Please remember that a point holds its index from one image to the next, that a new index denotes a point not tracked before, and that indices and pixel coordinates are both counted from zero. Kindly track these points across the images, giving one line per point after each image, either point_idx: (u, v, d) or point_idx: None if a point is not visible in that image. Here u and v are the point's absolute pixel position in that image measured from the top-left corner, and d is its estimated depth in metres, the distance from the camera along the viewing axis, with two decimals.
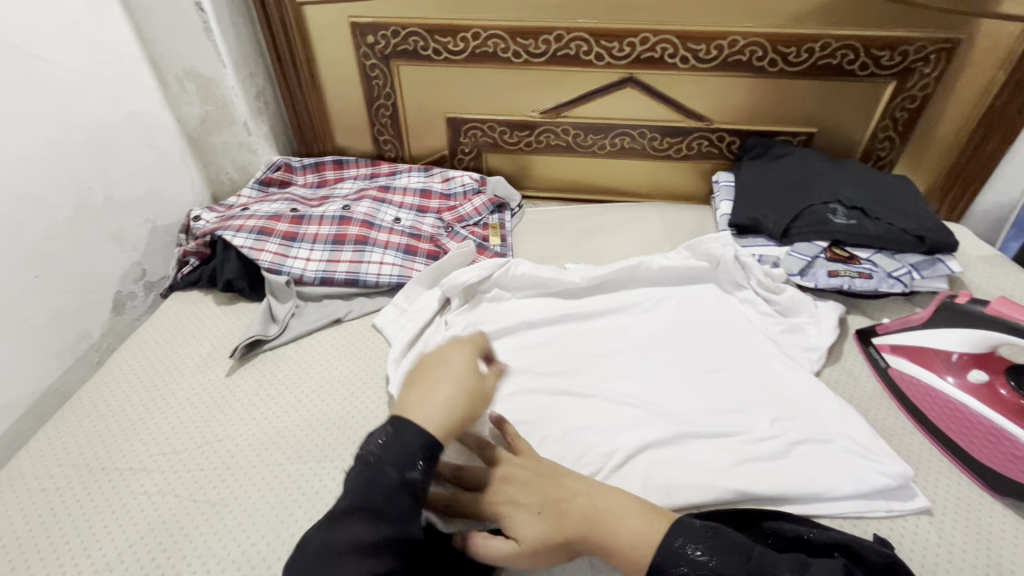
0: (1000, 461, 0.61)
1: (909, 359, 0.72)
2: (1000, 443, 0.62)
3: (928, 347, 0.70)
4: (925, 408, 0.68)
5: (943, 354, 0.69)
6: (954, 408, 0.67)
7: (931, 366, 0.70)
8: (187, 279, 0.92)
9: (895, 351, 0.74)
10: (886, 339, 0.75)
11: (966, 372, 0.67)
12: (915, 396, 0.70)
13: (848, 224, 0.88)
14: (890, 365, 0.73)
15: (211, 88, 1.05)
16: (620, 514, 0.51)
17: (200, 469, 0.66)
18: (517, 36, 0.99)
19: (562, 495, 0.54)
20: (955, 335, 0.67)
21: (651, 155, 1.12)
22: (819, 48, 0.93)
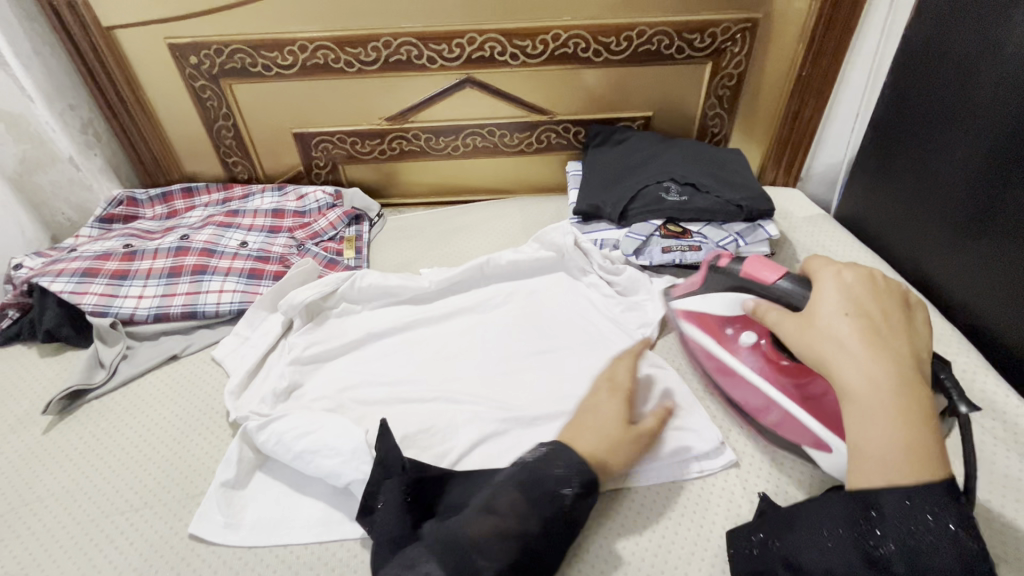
0: (769, 416, 0.65)
1: (697, 326, 0.74)
2: (764, 400, 0.66)
3: (711, 314, 0.73)
4: (715, 372, 0.72)
5: (721, 319, 0.72)
6: (730, 371, 0.70)
7: (714, 331, 0.73)
8: (5, 332, 0.85)
9: (687, 318, 0.76)
10: (679, 305, 0.77)
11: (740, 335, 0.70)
12: (708, 362, 0.73)
13: (678, 201, 0.93)
14: (685, 333, 0.76)
15: (22, 124, 0.98)
16: (884, 400, 0.50)
17: (3, 540, 0.61)
18: (344, 45, 0.97)
19: (867, 333, 0.54)
20: (727, 300, 0.70)
21: (505, 152, 1.14)
22: (636, 35, 0.97)
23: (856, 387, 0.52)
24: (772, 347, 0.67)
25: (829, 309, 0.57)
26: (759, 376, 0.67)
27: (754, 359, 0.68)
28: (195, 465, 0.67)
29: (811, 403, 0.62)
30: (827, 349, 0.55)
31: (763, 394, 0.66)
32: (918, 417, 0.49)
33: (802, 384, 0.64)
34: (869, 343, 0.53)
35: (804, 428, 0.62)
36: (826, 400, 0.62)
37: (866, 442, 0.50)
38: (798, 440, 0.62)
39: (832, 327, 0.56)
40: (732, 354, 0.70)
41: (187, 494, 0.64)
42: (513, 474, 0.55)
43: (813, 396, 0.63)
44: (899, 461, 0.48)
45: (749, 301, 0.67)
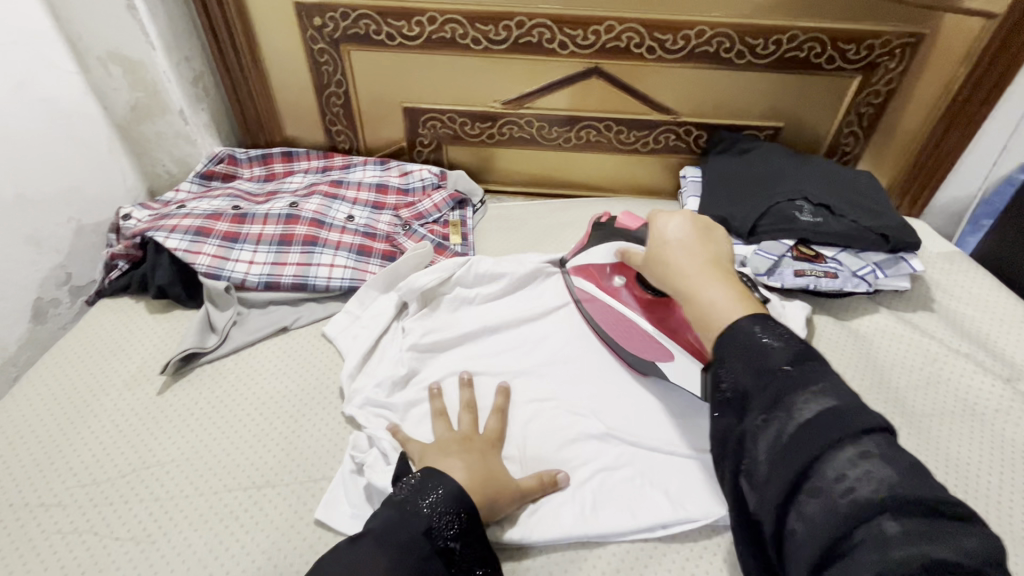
0: (637, 346, 0.71)
1: (585, 278, 0.79)
2: (636, 335, 0.71)
3: (595, 264, 0.77)
4: (599, 318, 0.76)
5: (603, 269, 0.76)
6: (607, 309, 0.75)
7: (595, 279, 0.77)
8: (115, 284, 0.84)
9: (578, 272, 0.80)
10: (573, 262, 0.81)
11: (617, 281, 0.75)
12: (591, 309, 0.78)
13: (813, 222, 0.87)
14: (576, 286, 0.80)
15: (139, 72, 0.96)
16: (707, 276, 0.55)
17: (125, 502, 0.59)
18: (475, 22, 0.93)
19: (694, 237, 0.61)
20: (608, 248, 0.75)
21: (618, 149, 1.09)
22: (787, 40, 0.91)
23: (686, 276, 0.57)
24: (645, 287, 0.72)
25: (661, 228, 0.63)
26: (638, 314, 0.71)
27: (630, 300, 0.73)
28: (316, 446, 0.65)
29: (679, 333, 0.67)
30: (666, 252, 0.60)
31: (636, 329, 0.71)
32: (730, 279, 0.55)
33: (673, 318, 0.69)
34: (682, 243, 0.60)
35: (667, 351, 0.68)
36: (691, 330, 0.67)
37: (700, 302, 0.54)
38: (659, 363, 0.69)
39: (672, 235, 0.62)
40: (610, 297, 0.75)
41: (309, 477, 0.62)
42: (373, 533, 0.48)
43: (677, 329, 0.68)
44: (730, 307, 0.52)
45: (620, 248, 0.72)
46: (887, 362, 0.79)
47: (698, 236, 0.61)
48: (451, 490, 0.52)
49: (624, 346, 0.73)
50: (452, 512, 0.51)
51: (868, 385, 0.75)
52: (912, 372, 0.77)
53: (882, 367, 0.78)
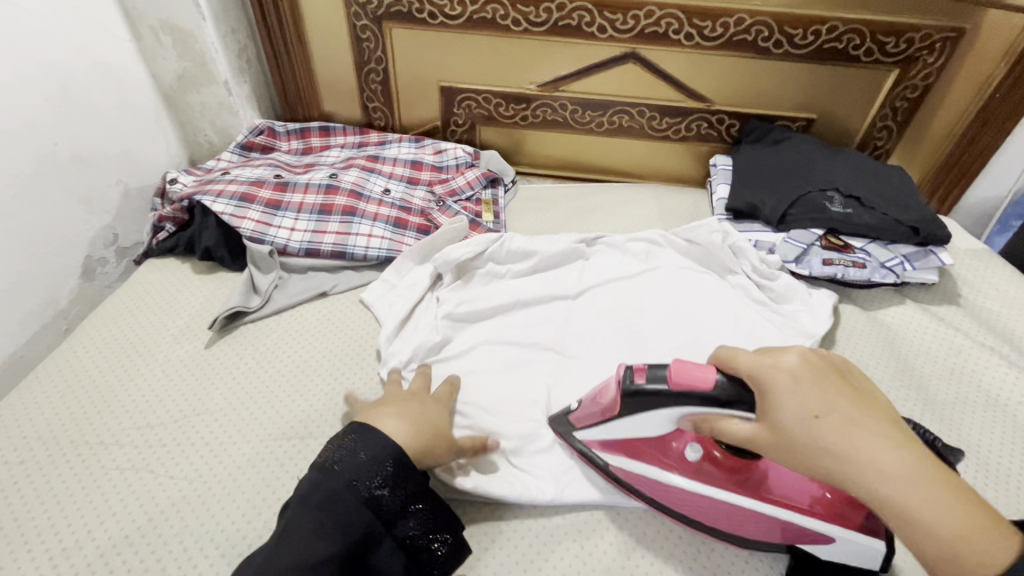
0: (756, 531, 0.55)
1: (622, 453, 0.59)
2: (751, 521, 0.55)
3: (639, 439, 0.58)
4: (684, 510, 0.57)
5: (653, 440, 0.58)
6: (697, 502, 0.56)
7: (645, 457, 0.58)
8: (162, 245, 0.87)
9: (603, 448, 0.60)
10: (589, 436, 0.60)
11: (687, 457, 0.57)
12: (664, 502, 0.57)
13: (843, 213, 0.88)
14: (611, 466, 0.59)
15: (188, 42, 0.98)
16: (911, 465, 0.41)
17: (178, 445, 0.63)
18: (517, 3, 0.94)
19: (851, 416, 0.44)
20: (656, 417, 0.54)
21: (649, 136, 1.10)
22: (826, 31, 0.91)
23: (889, 495, 0.42)
24: (724, 451, 0.55)
25: (799, 410, 0.45)
26: (741, 495, 0.54)
27: (715, 475, 0.56)
28: None
29: (796, 499, 0.54)
30: (841, 440, 0.43)
31: (743, 514, 0.55)
32: (921, 453, 0.43)
33: (762, 475, 0.56)
34: (845, 426, 0.43)
35: (807, 532, 0.53)
36: (805, 490, 0.55)
37: (924, 517, 0.40)
38: (802, 544, 0.54)
39: (816, 397, 0.45)
40: (691, 483, 0.56)
41: None
42: (297, 499, 0.51)
43: (787, 495, 0.54)
44: (964, 518, 0.40)
45: (691, 418, 0.52)
46: (911, 352, 0.80)
47: (849, 405, 0.45)
48: (371, 445, 0.53)
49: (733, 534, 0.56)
50: (371, 470, 0.51)
51: (892, 372, 0.77)
52: (937, 361, 0.78)
53: (906, 356, 0.79)
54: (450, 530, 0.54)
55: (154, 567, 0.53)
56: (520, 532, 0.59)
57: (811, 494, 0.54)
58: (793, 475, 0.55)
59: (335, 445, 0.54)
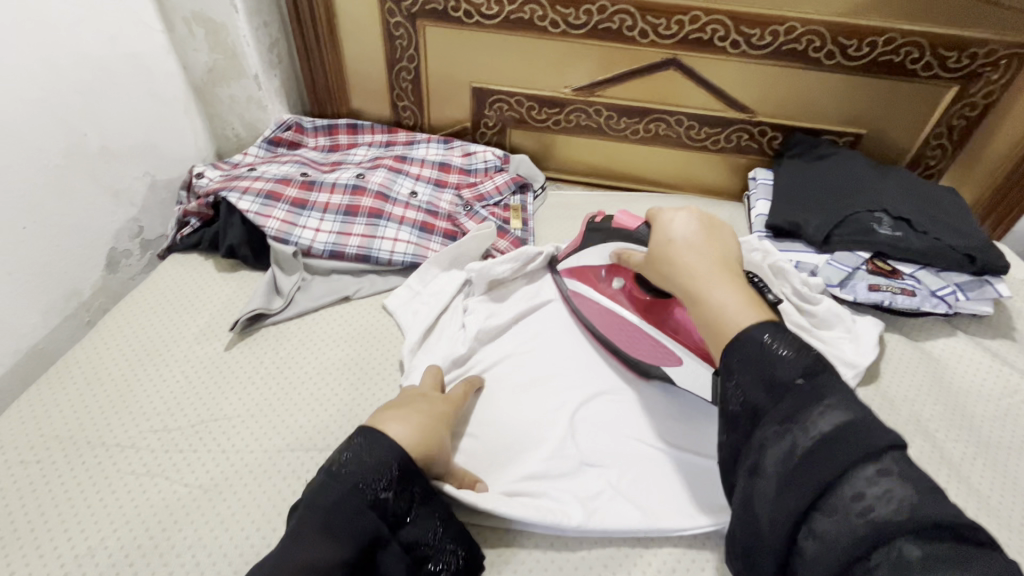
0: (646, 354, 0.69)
1: (578, 280, 0.78)
2: (636, 337, 0.70)
3: (588, 267, 0.76)
4: (600, 327, 0.75)
5: (598, 271, 0.76)
6: (610, 315, 0.73)
7: (590, 282, 0.77)
8: (187, 240, 0.86)
9: (570, 275, 0.79)
10: (563, 265, 0.80)
11: (616, 285, 0.74)
12: (592, 319, 0.75)
13: (892, 236, 0.83)
14: (568, 289, 0.79)
15: (220, 34, 0.96)
16: (713, 278, 0.54)
17: (194, 450, 0.61)
18: (557, 4, 0.91)
19: (710, 239, 0.59)
20: (601, 249, 0.74)
21: (686, 146, 1.06)
22: (883, 42, 0.87)
23: (687, 271, 0.56)
24: (643, 289, 0.70)
25: (670, 225, 0.61)
26: (641, 319, 0.70)
27: (626, 301, 0.72)
28: None
29: (682, 334, 0.67)
30: (670, 262, 0.58)
31: (640, 332, 0.70)
32: (735, 280, 0.54)
33: (673, 321, 0.68)
34: (695, 239, 0.58)
35: (667, 351, 0.67)
36: (693, 333, 0.66)
37: (704, 303, 0.53)
38: (665, 367, 0.67)
39: (665, 232, 0.61)
40: (607, 302, 0.74)
41: None
42: (305, 504, 0.47)
43: (679, 330, 0.67)
44: (738, 313, 0.51)
45: (617, 250, 0.71)
46: (962, 389, 0.75)
47: (715, 243, 0.59)
48: (382, 441, 0.51)
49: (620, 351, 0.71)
50: (378, 471, 0.49)
51: (941, 411, 0.72)
52: (991, 402, 0.73)
53: (956, 393, 0.74)
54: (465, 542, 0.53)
55: None
56: (544, 563, 0.56)
57: (697, 336, 0.66)
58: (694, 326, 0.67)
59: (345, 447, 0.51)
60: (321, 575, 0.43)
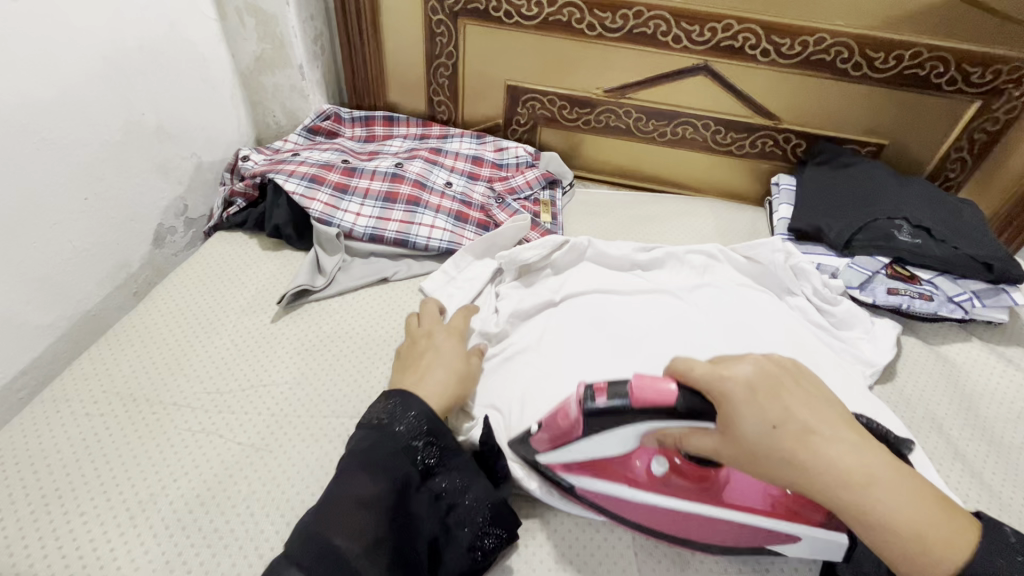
0: (741, 539, 0.53)
1: (594, 476, 0.55)
2: (709, 524, 0.53)
3: (600, 459, 0.54)
4: (659, 523, 0.55)
5: (621, 459, 0.55)
6: (664, 512, 0.54)
7: (611, 475, 0.55)
8: (233, 219, 0.91)
9: (571, 469, 0.56)
10: (551, 460, 0.56)
11: (651, 471, 0.53)
12: (637, 518, 0.56)
13: (912, 243, 0.85)
14: (579, 487, 0.56)
15: (270, 25, 1.01)
16: (871, 461, 0.41)
17: (245, 412, 0.65)
18: (595, 8, 0.95)
19: (801, 419, 0.41)
20: (619, 437, 0.49)
21: (711, 149, 1.09)
22: (909, 56, 0.90)
23: (835, 471, 0.40)
24: (687, 460, 0.52)
25: (748, 410, 0.42)
26: (710, 505, 0.52)
27: (679, 490, 0.53)
28: None
29: (757, 502, 0.52)
30: (801, 450, 0.41)
31: (707, 520, 0.53)
32: (878, 450, 0.42)
33: (727, 487, 0.53)
34: (789, 421, 0.41)
35: (775, 532, 0.52)
36: (760, 492, 0.53)
37: (879, 516, 0.40)
38: (772, 544, 0.53)
39: (771, 401, 0.42)
40: (652, 498, 0.53)
41: None
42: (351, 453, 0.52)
43: (748, 498, 0.53)
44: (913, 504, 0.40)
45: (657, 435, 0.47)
46: (977, 391, 0.78)
47: (795, 410, 0.42)
48: (414, 401, 0.55)
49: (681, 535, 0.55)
50: (417, 425, 0.54)
51: (955, 410, 0.75)
52: (1005, 404, 0.76)
53: (970, 395, 0.77)
54: (501, 526, 0.55)
55: (223, 527, 0.55)
56: (574, 530, 0.59)
57: (767, 493, 0.53)
58: (748, 476, 0.54)
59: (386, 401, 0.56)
60: (359, 506, 0.48)
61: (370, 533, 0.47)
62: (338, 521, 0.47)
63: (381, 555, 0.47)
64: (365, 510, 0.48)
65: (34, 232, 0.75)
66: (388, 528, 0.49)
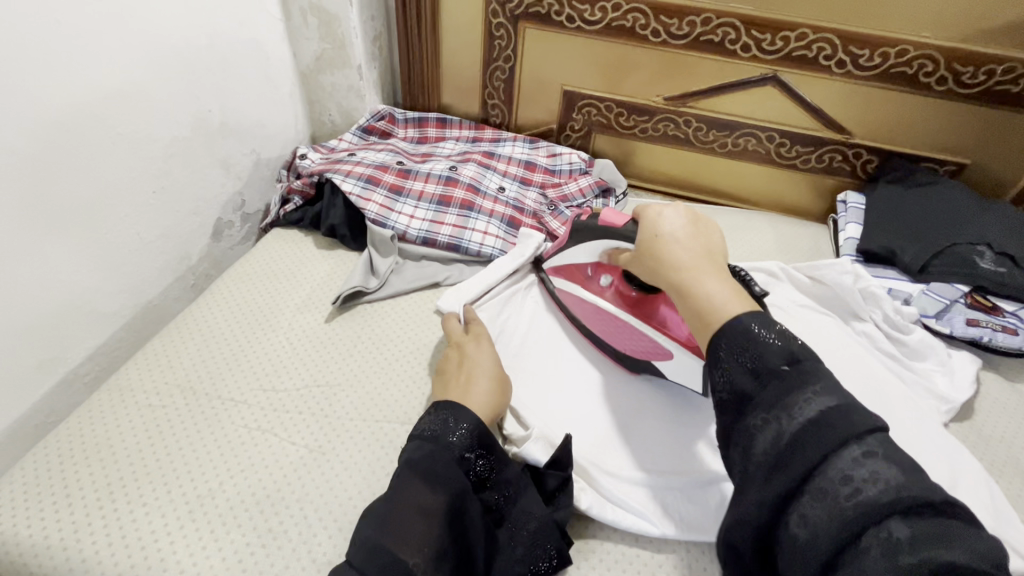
0: (641, 349, 0.68)
1: (569, 279, 0.77)
2: (623, 331, 0.70)
3: (575, 266, 0.75)
4: (593, 326, 0.73)
5: (587, 272, 0.74)
6: (597, 312, 0.72)
7: (580, 281, 0.75)
8: (290, 217, 0.92)
9: (558, 274, 0.79)
10: (551, 264, 0.80)
11: (602, 281, 0.72)
12: (580, 315, 0.75)
13: (995, 272, 0.80)
14: (556, 287, 0.79)
15: (333, 25, 1.02)
16: (709, 266, 0.53)
17: (298, 412, 0.65)
18: (660, 14, 0.93)
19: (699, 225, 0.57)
20: (588, 248, 0.71)
21: (774, 163, 1.04)
22: (1001, 71, 0.84)
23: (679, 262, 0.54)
24: (631, 285, 0.69)
25: (658, 215, 0.59)
26: (626, 313, 0.69)
27: (615, 297, 0.71)
28: None
29: (667, 328, 0.65)
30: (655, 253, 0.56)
31: (620, 322, 0.70)
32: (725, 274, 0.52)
33: (660, 314, 0.67)
34: (685, 229, 0.56)
35: (660, 348, 0.66)
36: (679, 326, 0.65)
37: (696, 296, 0.51)
38: (660, 360, 0.66)
39: (659, 220, 0.58)
40: (596, 298, 0.72)
41: None
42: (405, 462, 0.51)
43: (664, 322, 0.66)
44: (727, 301, 0.49)
45: (607, 250, 0.68)
46: None
47: (700, 229, 0.57)
48: (468, 417, 0.55)
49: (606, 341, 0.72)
50: (468, 437, 0.54)
51: None
52: None
53: None
54: (554, 545, 0.54)
55: (278, 529, 0.55)
56: (626, 558, 0.57)
57: (684, 325, 0.65)
58: (678, 316, 0.66)
59: (436, 410, 0.56)
60: (422, 515, 0.48)
61: (430, 546, 0.46)
62: (400, 528, 0.47)
63: (441, 569, 0.46)
64: (428, 519, 0.48)
65: (106, 223, 0.77)
66: (448, 542, 0.48)
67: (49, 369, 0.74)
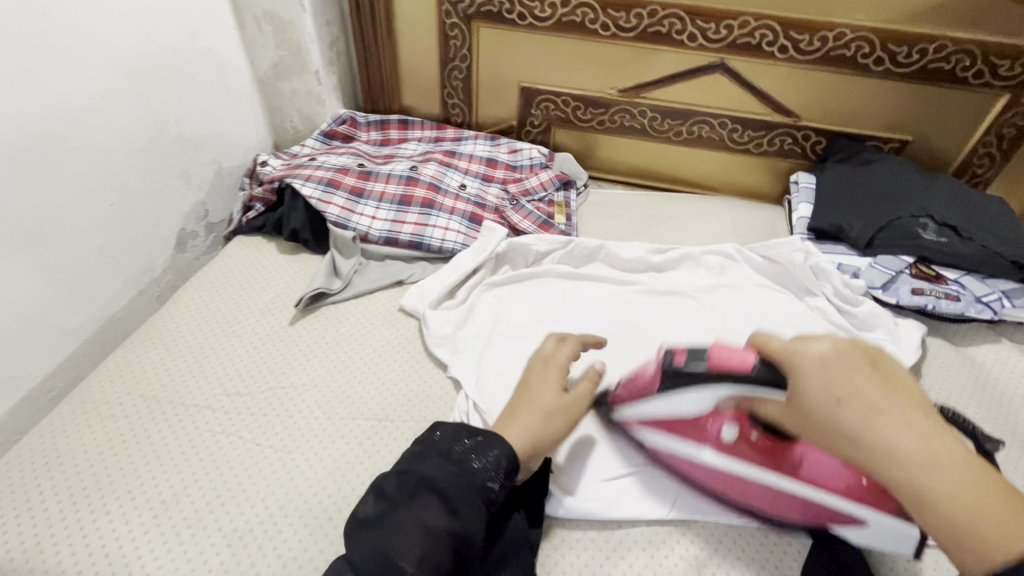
0: (805, 514, 0.54)
1: (664, 430, 0.59)
2: (767, 492, 0.55)
3: (674, 415, 0.58)
4: (724, 488, 0.57)
5: (694, 422, 0.58)
6: (730, 477, 0.56)
7: (681, 433, 0.59)
8: (252, 224, 0.92)
9: (643, 425, 0.61)
10: (631, 415, 0.61)
11: (719, 431, 0.57)
12: (693, 476, 0.59)
13: (936, 242, 0.84)
14: (647, 441, 0.61)
15: (287, 32, 1.02)
16: (948, 452, 0.37)
17: (262, 414, 0.66)
18: (608, 8, 0.95)
19: (886, 376, 0.41)
20: (697, 397, 0.55)
21: (728, 148, 1.07)
22: (933, 50, 0.88)
23: (915, 474, 0.37)
24: (758, 429, 0.55)
25: (827, 376, 0.41)
26: (768, 471, 0.55)
27: (744, 451, 0.56)
28: (425, 395, 0.69)
29: (829, 482, 0.53)
30: (868, 427, 0.38)
31: (763, 485, 0.55)
32: (965, 455, 0.37)
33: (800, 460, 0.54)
34: (878, 391, 0.40)
35: (837, 513, 0.52)
36: (840, 474, 0.53)
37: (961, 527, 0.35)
38: (835, 527, 0.53)
39: (836, 378, 0.41)
40: (717, 457, 0.57)
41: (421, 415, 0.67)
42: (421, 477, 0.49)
43: (818, 474, 0.54)
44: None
45: (732, 397, 0.53)
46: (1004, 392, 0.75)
47: (885, 377, 0.41)
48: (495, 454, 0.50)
49: (742, 504, 0.57)
50: (494, 464, 0.51)
51: (983, 412, 0.73)
52: None
53: (998, 396, 0.75)
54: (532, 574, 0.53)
55: (243, 527, 0.56)
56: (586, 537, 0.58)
57: (846, 476, 0.53)
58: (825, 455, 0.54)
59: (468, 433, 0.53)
60: (425, 535, 0.47)
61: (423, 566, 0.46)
62: (400, 545, 0.46)
63: None
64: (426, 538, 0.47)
65: (63, 238, 0.77)
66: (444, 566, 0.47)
67: (12, 386, 0.74)
